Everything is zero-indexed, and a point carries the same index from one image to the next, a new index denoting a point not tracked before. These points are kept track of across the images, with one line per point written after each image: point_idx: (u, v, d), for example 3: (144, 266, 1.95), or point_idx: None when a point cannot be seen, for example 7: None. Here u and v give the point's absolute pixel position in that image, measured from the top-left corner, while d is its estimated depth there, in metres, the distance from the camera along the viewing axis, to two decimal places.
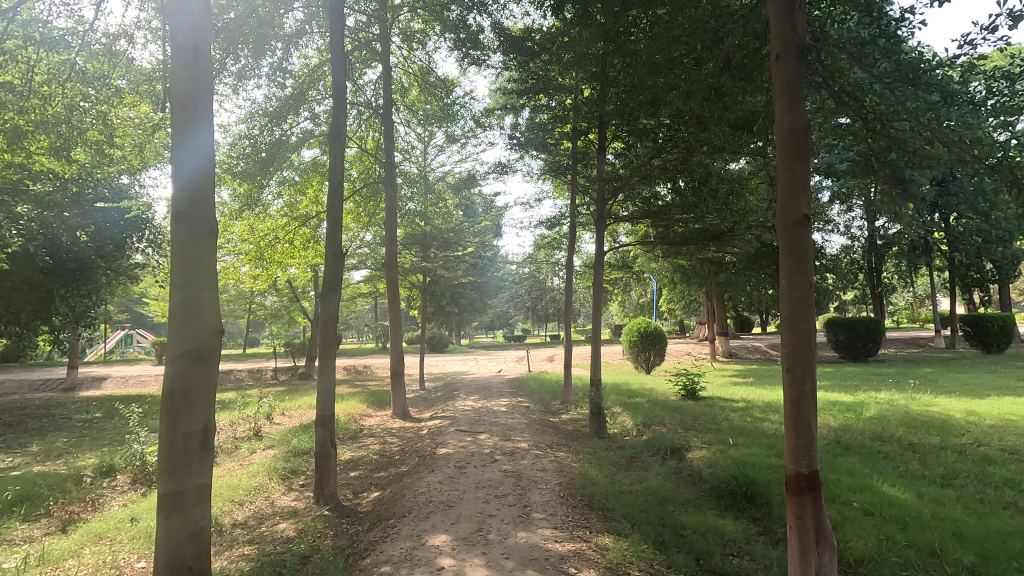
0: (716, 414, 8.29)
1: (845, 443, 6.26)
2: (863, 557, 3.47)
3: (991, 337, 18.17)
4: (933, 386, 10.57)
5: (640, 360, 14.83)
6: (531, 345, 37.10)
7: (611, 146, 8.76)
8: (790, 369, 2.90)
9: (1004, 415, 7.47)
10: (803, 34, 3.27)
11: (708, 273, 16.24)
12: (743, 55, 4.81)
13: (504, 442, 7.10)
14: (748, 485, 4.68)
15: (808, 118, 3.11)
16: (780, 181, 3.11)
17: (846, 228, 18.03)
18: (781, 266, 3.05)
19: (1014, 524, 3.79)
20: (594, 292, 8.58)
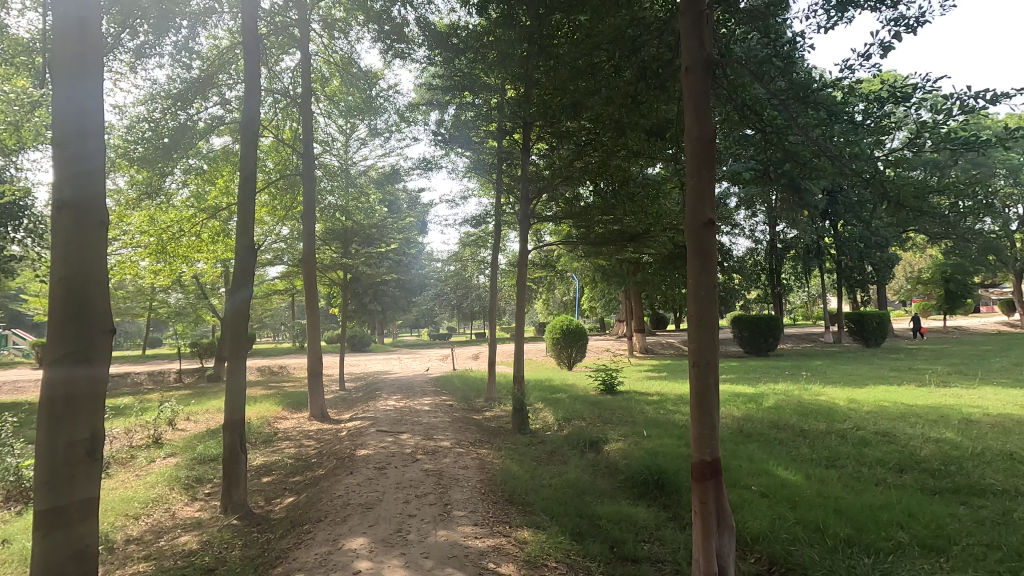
0: (631, 407, 8.67)
1: (747, 431, 6.76)
2: (757, 535, 3.79)
3: (870, 332, 20.26)
4: (822, 378, 11.64)
5: (563, 357, 15.19)
6: (456, 343, 36.96)
7: (536, 147, 8.91)
8: (695, 364, 3.08)
9: (879, 402, 8.37)
10: (710, 49, 3.47)
11: (627, 273, 16.93)
12: (659, 65, 4.93)
13: (425, 441, 7.05)
14: (659, 474, 4.96)
15: (713, 128, 3.32)
16: (688, 187, 3.31)
17: (751, 231, 19.45)
18: (689, 267, 3.23)
19: (883, 498, 4.26)
20: (519, 290, 8.68)
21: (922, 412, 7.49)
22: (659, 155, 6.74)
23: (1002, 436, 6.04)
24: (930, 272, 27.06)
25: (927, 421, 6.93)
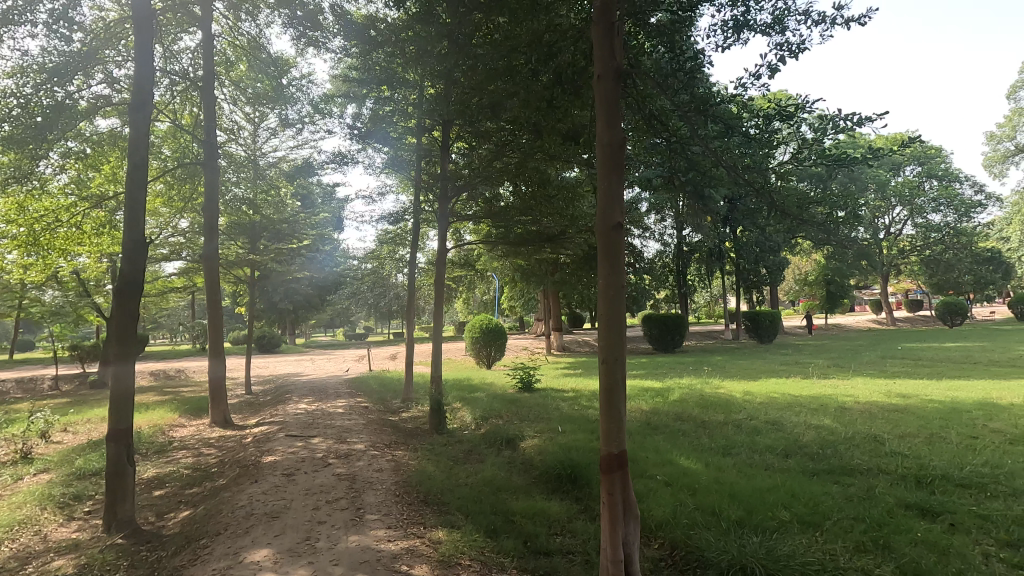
0: (547, 404, 8.88)
1: (654, 424, 7.13)
2: (660, 522, 4.02)
3: (764, 329, 22.03)
4: (722, 372, 12.53)
5: (482, 355, 15.23)
6: (373, 343, 35.92)
7: (456, 146, 8.86)
8: (604, 361, 3.21)
9: (770, 394, 9.14)
10: (620, 59, 3.61)
11: (545, 272, 17.29)
12: (573, 72, 4.98)
13: (338, 444, 6.80)
14: (572, 468, 5.12)
15: (623, 135, 3.46)
16: (599, 191, 3.43)
17: (660, 235, 20.57)
18: (599, 268, 3.35)
19: (770, 482, 4.66)
20: (437, 289, 8.58)
21: (805, 402, 8.26)
22: (575, 159, 6.94)
23: (869, 421, 6.80)
24: (814, 275, 29.89)
25: (809, 410, 7.65)
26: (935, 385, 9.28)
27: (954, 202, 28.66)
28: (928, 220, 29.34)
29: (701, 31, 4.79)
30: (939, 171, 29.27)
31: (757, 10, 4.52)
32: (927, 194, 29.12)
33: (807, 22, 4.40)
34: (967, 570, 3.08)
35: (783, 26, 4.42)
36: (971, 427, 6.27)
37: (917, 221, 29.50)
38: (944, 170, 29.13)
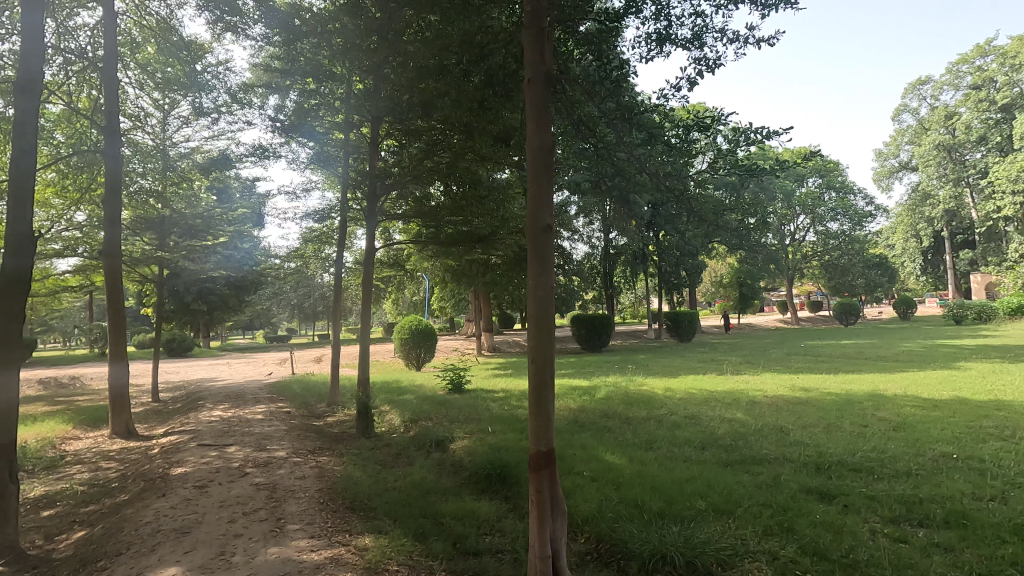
0: (478, 404, 8.89)
1: (582, 422, 7.32)
2: (586, 517, 4.13)
3: (684, 328, 23.15)
4: (645, 370, 13.05)
5: (411, 357, 14.98)
6: (295, 344, 34.39)
7: (385, 144, 8.69)
8: (534, 361, 3.26)
9: (689, 390, 9.63)
10: (550, 64, 3.68)
11: (476, 273, 17.30)
12: (505, 74, 5.00)
13: (257, 452, 6.46)
14: (502, 467, 5.15)
15: (552, 139, 3.52)
16: (529, 194, 3.47)
17: (588, 238, 21.17)
18: (528, 269, 3.40)
19: (688, 474, 4.91)
20: (365, 289, 8.35)
21: (720, 397, 8.78)
22: (506, 161, 7.00)
23: (776, 413, 7.34)
24: (729, 278, 31.82)
25: (724, 404, 8.14)
26: (832, 379, 10.15)
27: (849, 212, 31.49)
28: (827, 228, 32.06)
29: (627, 41, 4.99)
30: (836, 183, 32.06)
31: (678, 24, 4.77)
32: (826, 204, 31.81)
33: (722, 39, 4.71)
34: (857, 545, 3.39)
35: (701, 42, 4.70)
36: (862, 416, 6.91)
37: (818, 229, 32.15)
38: (841, 183, 31.97)
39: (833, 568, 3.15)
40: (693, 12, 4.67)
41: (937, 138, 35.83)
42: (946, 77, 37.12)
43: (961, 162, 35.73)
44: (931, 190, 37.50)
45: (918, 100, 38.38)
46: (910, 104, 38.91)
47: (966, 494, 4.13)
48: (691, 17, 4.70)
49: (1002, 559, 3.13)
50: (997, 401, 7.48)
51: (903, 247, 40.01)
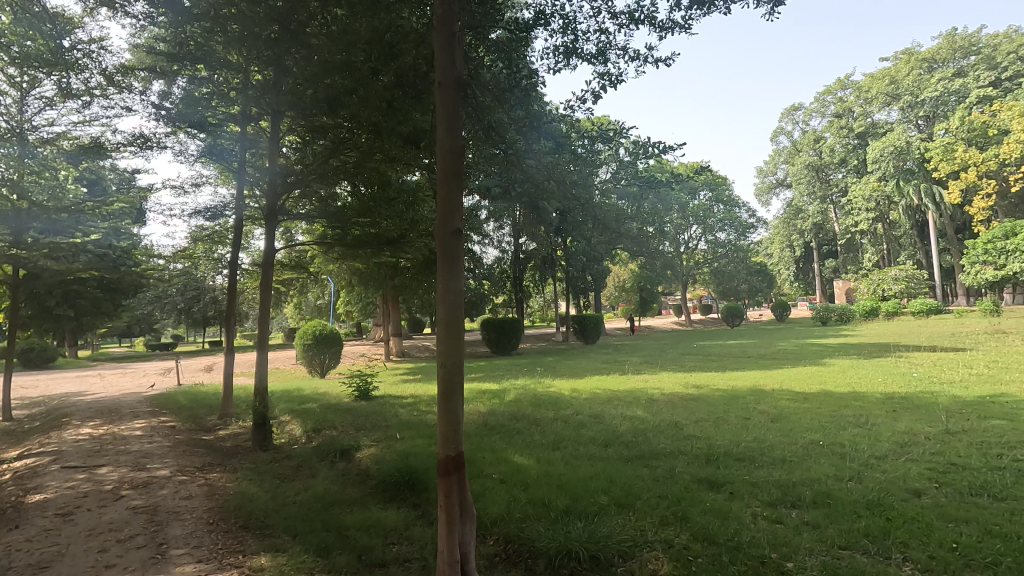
0: (385, 411, 8.66)
1: (491, 425, 7.36)
2: (495, 519, 4.16)
3: (589, 330, 24.02)
4: (553, 372, 13.40)
5: (314, 364, 14.29)
6: (181, 352, 31.47)
7: (287, 140, 8.25)
8: (443, 366, 3.23)
9: (594, 390, 10.01)
10: (460, 69, 3.66)
11: (385, 276, 16.89)
12: (414, 75, 4.97)
13: (135, 472, 5.84)
14: (410, 474, 5.05)
15: (462, 143, 3.51)
16: (438, 198, 3.44)
17: (499, 242, 21.43)
18: (438, 273, 3.36)
19: (592, 471, 5.10)
20: (263, 293, 7.84)
21: (623, 395, 9.22)
22: (416, 163, 6.91)
23: (672, 410, 7.84)
24: (631, 282, 33.56)
25: (625, 403, 8.56)
26: (720, 376, 11.02)
27: (735, 223, 34.47)
28: (716, 237, 34.86)
29: (536, 51, 5.14)
30: (724, 197, 34.92)
31: (584, 40, 4.99)
32: (716, 215, 34.55)
33: (624, 58, 5.01)
34: (741, 528, 3.71)
35: (605, 58, 4.95)
36: (746, 410, 7.56)
37: (708, 238, 34.82)
38: (728, 197, 34.90)
39: (720, 551, 3.41)
40: (598, 29, 4.91)
41: (807, 159, 40.32)
42: (814, 106, 41.83)
43: (826, 181, 40.40)
44: (802, 205, 42.00)
45: (792, 124, 42.91)
46: (786, 127, 43.39)
47: (830, 476, 4.64)
48: (596, 34, 4.94)
49: (857, 531, 3.55)
50: (855, 392, 8.52)
51: (779, 256, 44.36)
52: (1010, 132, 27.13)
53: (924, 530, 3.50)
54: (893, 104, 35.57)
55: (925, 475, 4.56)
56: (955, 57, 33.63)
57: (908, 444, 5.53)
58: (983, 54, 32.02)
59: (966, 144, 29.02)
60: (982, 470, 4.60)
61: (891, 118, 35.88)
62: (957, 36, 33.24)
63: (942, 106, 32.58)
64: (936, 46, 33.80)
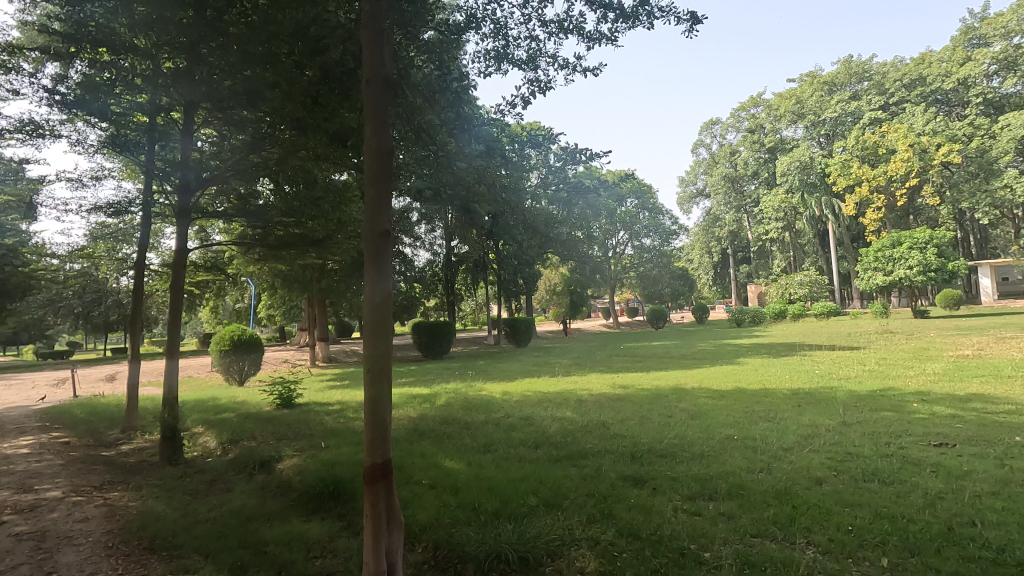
0: (310, 419, 8.31)
1: (421, 430, 7.25)
2: (424, 525, 4.10)
3: (521, 333, 24.21)
4: (484, 375, 13.39)
5: (232, 371, 13.46)
6: (78, 361, 28.68)
7: (203, 133, 7.77)
8: (370, 371, 3.13)
9: (525, 392, 10.11)
10: (389, 67, 3.57)
11: (310, 279, 16.28)
12: (341, 71, 4.92)
13: (20, 495, 5.25)
14: (335, 484, 4.88)
15: (391, 143, 3.42)
16: (365, 199, 3.33)
17: (430, 245, 21.28)
18: (365, 274, 3.26)
19: (522, 472, 5.14)
20: (173, 296, 7.30)
21: (552, 397, 9.38)
22: (344, 163, 6.72)
23: (600, 410, 8.07)
24: (561, 286, 34.20)
25: (555, 404, 8.70)
26: (645, 377, 11.47)
27: (659, 229, 36.02)
28: (642, 243, 36.31)
29: (467, 55, 5.16)
30: (649, 204, 36.43)
31: (514, 45, 5.07)
32: (642, 222, 35.98)
33: (553, 66, 5.13)
34: (663, 522, 3.87)
35: (535, 64, 5.06)
36: (670, 408, 7.90)
37: (635, 244, 36.24)
38: (653, 205, 36.46)
39: (643, 545, 3.53)
40: (529, 36, 4.99)
41: (724, 171, 43.03)
42: (730, 121, 44.63)
43: (741, 192, 43.20)
44: (720, 214, 44.57)
45: (711, 137, 45.54)
46: (705, 140, 45.98)
47: (743, 468, 4.94)
48: (527, 40, 5.03)
49: (766, 519, 3.80)
50: (765, 389, 9.14)
51: (699, 262, 46.84)
52: (896, 152, 30.47)
53: (825, 515, 3.79)
54: (799, 122, 38.69)
55: (825, 464, 4.96)
56: (850, 82, 37.09)
57: (812, 436, 5.99)
58: (874, 80, 35.56)
59: (860, 161, 32.04)
60: (873, 457, 5.07)
61: (797, 135, 39.00)
62: (852, 63, 36.71)
63: (840, 126, 35.94)
64: (835, 71, 37.11)
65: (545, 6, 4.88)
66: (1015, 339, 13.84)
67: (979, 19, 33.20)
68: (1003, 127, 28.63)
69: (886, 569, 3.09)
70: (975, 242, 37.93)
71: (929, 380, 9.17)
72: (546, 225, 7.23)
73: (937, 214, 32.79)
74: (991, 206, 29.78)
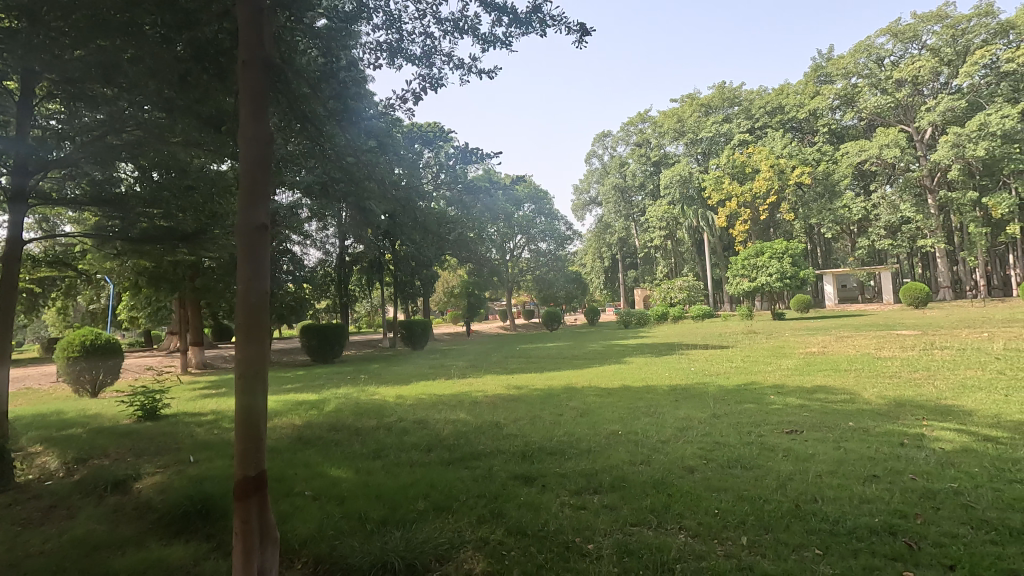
0: (178, 431, 7.51)
1: (306, 438, 6.82)
2: (304, 539, 3.83)
3: (417, 335, 23.72)
4: (378, 379, 12.94)
5: (84, 381, 11.80)
6: None
7: (45, 106, 6.75)
8: (242, 376, 2.87)
9: (420, 395, 9.91)
10: (270, 49, 3.29)
11: (182, 277, 14.85)
12: (215, 49, 4.56)
13: None
14: (204, 502, 4.46)
15: (271, 131, 3.17)
16: (240, 189, 3.04)
17: (322, 244, 19.56)
18: (239, 274, 2.97)
19: (413, 477, 5.01)
20: (4, 295, 6.22)
21: (447, 400, 9.26)
22: (221, 151, 6.19)
23: (493, 411, 8.12)
24: (459, 288, 34.09)
25: (449, 406, 8.62)
26: (539, 377, 11.74)
27: (554, 234, 37.21)
28: (538, 247, 37.33)
29: (357, 45, 5.01)
30: (545, 210, 37.52)
31: (409, 40, 4.99)
32: (538, 226, 37.00)
33: (449, 64, 5.14)
34: (550, 518, 3.95)
35: (430, 62, 5.05)
36: (561, 406, 8.16)
37: (531, 248, 37.19)
38: (548, 210, 37.67)
39: (530, 542, 3.59)
40: (423, 32, 4.95)
41: (614, 181, 45.53)
42: (620, 134, 47.28)
43: (628, 202, 45.90)
44: (610, 222, 46.99)
45: (603, 149, 47.94)
46: (598, 151, 48.32)
47: (626, 462, 5.21)
48: (421, 37, 4.98)
49: (645, 509, 4.03)
50: (647, 386, 9.76)
51: (591, 266, 48.98)
52: (760, 171, 34.26)
53: (696, 501, 4.09)
54: (680, 139, 41.93)
55: (698, 453, 5.38)
56: (723, 106, 40.80)
57: (685, 428, 6.47)
58: (742, 106, 39.51)
59: (730, 177, 35.42)
60: (737, 446, 5.58)
61: (678, 151, 42.27)
62: (725, 89, 40.47)
63: (715, 144, 39.66)
64: (711, 95, 40.68)
65: (440, 3, 4.84)
66: (850, 338, 15.96)
67: (826, 59, 38.18)
68: (843, 155, 33.81)
69: (746, 545, 3.40)
70: (820, 253, 43.40)
71: (784, 374, 10.32)
72: (440, 224, 7.24)
73: (792, 228, 37.11)
74: (833, 222, 34.29)
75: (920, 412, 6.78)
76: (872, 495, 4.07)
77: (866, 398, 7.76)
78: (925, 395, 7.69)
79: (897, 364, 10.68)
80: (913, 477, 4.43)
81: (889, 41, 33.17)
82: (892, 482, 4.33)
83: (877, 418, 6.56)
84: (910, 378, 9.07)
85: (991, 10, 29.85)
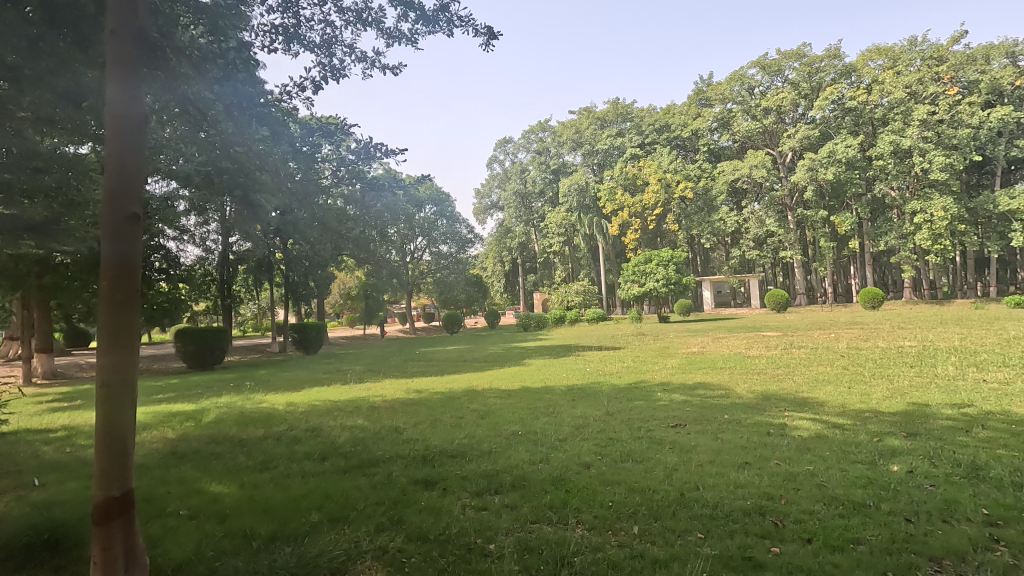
0: (20, 451, 6.49)
1: (180, 452, 6.19)
2: (179, 563, 3.44)
3: (311, 339, 22.51)
4: (265, 386, 12.06)
5: None
6: None
7: None
8: (105, 383, 2.54)
9: (313, 402, 9.38)
10: (146, 19, 2.90)
11: (27, 274, 12.93)
12: (75, 14, 4.20)
13: None
14: (53, 532, 3.89)
15: (146, 109, 2.85)
16: (107, 173, 2.69)
17: (202, 239, 18.03)
18: (100, 266, 2.61)
19: (305, 488, 4.74)
20: None
21: (342, 406, 8.87)
22: (84, 132, 5.50)
23: (389, 415, 7.91)
24: (357, 290, 32.94)
25: (344, 412, 8.26)
26: (437, 380, 11.63)
27: (456, 237, 37.21)
28: (439, 249, 37.13)
29: (247, 27, 4.73)
30: (446, 212, 37.45)
31: (307, 27, 4.76)
32: (439, 228, 36.86)
33: (351, 56, 5.00)
34: (451, 521, 3.92)
35: (329, 51, 4.85)
36: (461, 409, 8.14)
37: (432, 250, 36.88)
38: (449, 213, 37.78)
39: (432, 547, 3.53)
40: (323, 20, 4.74)
41: (515, 186, 46.65)
42: (521, 141, 48.42)
43: (529, 209, 47.05)
44: (511, 226, 47.78)
45: (504, 154, 48.82)
46: (499, 156, 49.09)
47: (526, 461, 5.30)
48: (321, 24, 4.77)
49: (545, 506, 4.13)
50: (545, 387, 10.00)
51: (492, 269, 49.41)
52: (649, 184, 36.55)
53: (592, 496, 4.26)
54: (578, 149, 43.86)
55: (593, 450, 5.60)
56: (617, 120, 43.09)
57: (582, 426, 6.73)
58: (634, 122, 42.17)
59: (622, 188, 37.38)
60: (629, 441, 5.89)
61: (576, 161, 44.24)
62: (619, 104, 42.75)
63: (609, 157, 41.81)
64: (606, 109, 42.89)
65: None
66: (724, 339, 17.59)
67: (706, 83, 41.86)
68: (720, 173, 37.20)
69: (637, 534, 3.59)
70: (700, 262, 47.39)
71: (669, 373, 11.09)
72: (339, 222, 6.94)
73: (676, 238, 40.12)
74: (711, 233, 37.68)
75: (782, 404, 7.59)
76: (744, 480, 4.49)
77: (740, 393, 8.54)
78: (787, 389, 8.62)
79: (764, 361, 11.91)
80: (778, 462, 4.95)
81: (758, 72, 36.95)
82: (761, 467, 4.82)
83: (748, 410, 7.27)
84: (774, 374, 10.16)
85: (838, 52, 34.62)
